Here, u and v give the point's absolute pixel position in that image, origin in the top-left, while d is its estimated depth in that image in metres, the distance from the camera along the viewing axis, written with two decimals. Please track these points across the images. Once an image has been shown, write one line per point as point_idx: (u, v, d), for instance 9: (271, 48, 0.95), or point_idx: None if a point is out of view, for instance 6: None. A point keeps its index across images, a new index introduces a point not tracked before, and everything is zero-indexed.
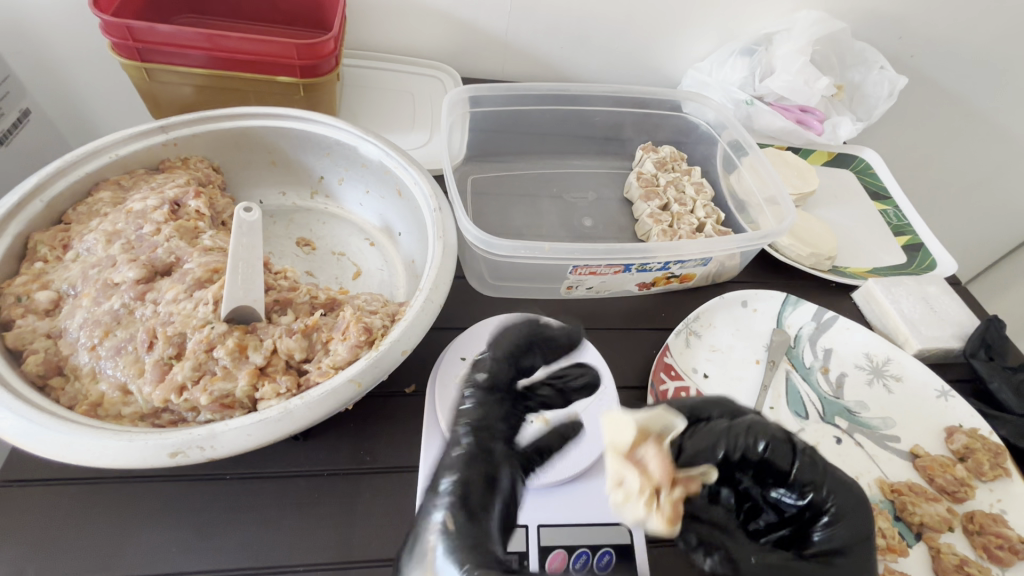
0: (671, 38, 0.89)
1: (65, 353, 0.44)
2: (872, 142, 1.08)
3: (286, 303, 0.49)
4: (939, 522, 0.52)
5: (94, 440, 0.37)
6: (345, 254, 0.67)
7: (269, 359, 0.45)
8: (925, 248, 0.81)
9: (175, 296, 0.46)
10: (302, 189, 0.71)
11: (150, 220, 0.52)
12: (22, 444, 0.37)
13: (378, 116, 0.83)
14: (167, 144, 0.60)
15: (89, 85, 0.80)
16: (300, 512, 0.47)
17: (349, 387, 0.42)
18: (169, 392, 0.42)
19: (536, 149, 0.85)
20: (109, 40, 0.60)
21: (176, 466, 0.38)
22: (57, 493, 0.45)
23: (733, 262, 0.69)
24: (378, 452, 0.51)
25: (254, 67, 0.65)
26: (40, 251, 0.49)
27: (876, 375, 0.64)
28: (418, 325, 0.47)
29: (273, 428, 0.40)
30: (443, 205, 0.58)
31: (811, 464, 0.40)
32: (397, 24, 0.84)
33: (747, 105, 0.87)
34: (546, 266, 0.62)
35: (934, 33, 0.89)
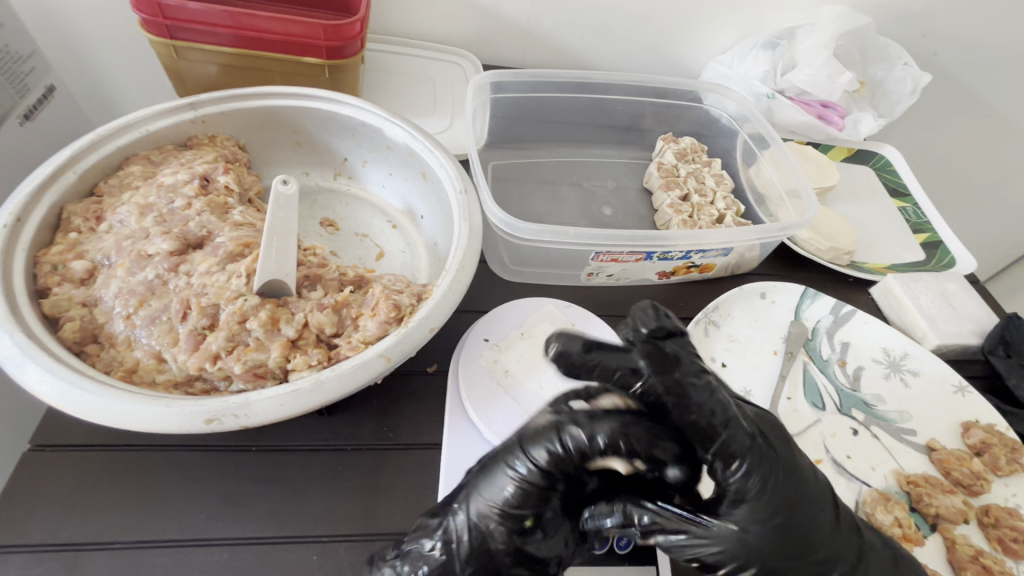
0: (693, 30, 0.88)
1: (101, 321, 0.45)
2: (892, 140, 1.08)
3: (316, 279, 0.50)
4: (955, 514, 0.53)
5: (132, 404, 0.38)
6: (368, 236, 0.67)
7: (300, 332, 0.46)
8: (944, 246, 0.81)
9: (209, 268, 0.47)
10: (326, 170, 0.71)
11: (182, 194, 0.53)
12: (63, 407, 0.38)
13: (400, 100, 0.83)
14: (196, 121, 0.61)
15: (113, 64, 0.80)
16: (326, 483, 0.47)
17: (379, 361, 0.43)
18: (204, 360, 0.43)
19: (557, 137, 0.85)
20: (139, 16, 0.61)
21: (211, 432, 0.39)
22: (89, 459, 0.46)
23: (753, 254, 0.69)
24: (401, 428, 0.52)
25: (280, 47, 0.65)
26: (73, 222, 0.50)
27: (893, 369, 0.64)
28: (445, 303, 0.48)
29: (305, 399, 0.40)
30: (468, 188, 0.58)
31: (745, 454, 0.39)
32: (420, 10, 0.84)
33: (768, 98, 0.86)
34: (567, 252, 0.63)
35: (960, 30, 0.89)
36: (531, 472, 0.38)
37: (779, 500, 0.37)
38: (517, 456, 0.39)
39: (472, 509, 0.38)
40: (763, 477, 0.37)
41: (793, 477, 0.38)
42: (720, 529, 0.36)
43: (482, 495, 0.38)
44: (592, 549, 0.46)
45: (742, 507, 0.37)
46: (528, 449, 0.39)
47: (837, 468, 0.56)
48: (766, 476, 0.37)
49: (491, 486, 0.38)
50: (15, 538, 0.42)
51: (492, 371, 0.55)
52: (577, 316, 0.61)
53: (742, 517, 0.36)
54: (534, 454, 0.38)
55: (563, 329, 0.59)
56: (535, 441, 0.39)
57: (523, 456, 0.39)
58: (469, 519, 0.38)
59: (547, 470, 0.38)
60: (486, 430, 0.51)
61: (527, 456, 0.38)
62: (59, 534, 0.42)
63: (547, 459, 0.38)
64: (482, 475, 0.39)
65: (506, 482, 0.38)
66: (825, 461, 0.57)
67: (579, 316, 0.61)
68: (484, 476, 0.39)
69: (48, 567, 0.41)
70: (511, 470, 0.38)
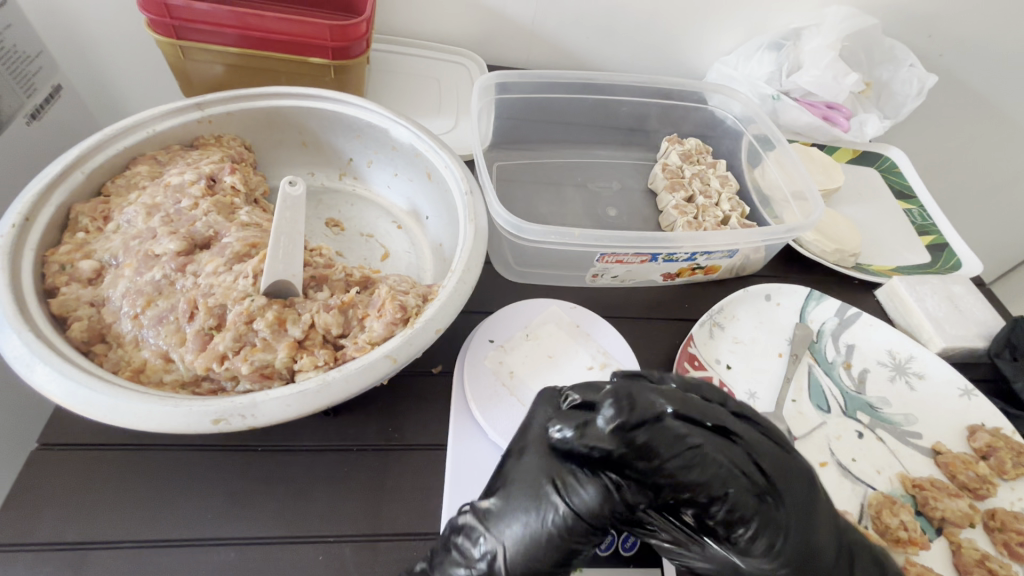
0: (698, 31, 0.88)
1: (108, 321, 0.45)
2: (897, 141, 1.08)
3: (322, 279, 0.50)
4: (961, 517, 0.53)
5: (139, 404, 0.38)
6: (373, 236, 0.68)
7: (307, 333, 0.46)
8: (950, 248, 0.81)
9: (215, 269, 0.47)
10: (331, 170, 0.71)
11: (188, 194, 0.53)
12: (71, 406, 0.38)
13: (405, 100, 0.83)
14: (203, 121, 0.61)
15: (119, 63, 0.81)
16: (331, 484, 0.48)
17: (385, 362, 0.43)
18: (211, 360, 0.43)
19: (561, 138, 0.85)
20: (146, 17, 0.61)
21: (218, 432, 0.39)
22: (96, 458, 0.46)
23: (758, 255, 0.69)
24: (406, 429, 0.52)
25: (286, 48, 0.65)
26: (81, 222, 0.50)
27: (899, 372, 0.64)
28: (451, 305, 0.48)
29: (311, 399, 0.41)
30: (474, 189, 0.58)
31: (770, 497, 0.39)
32: (425, 10, 0.84)
33: (773, 99, 0.86)
34: (572, 253, 0.62)
35: (966, 32, 0.88)
36: (570, 517, 0.37)
37: (787, 553, 0.37)
38: (546, 506, 0.38)
39: (496, 543, 0.38)
40: (769, 537, 0.37)
41: (809, 526, 0.38)
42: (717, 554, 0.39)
43: (508, 538, 0.37)
44: (596, 551, 0.46)
45: (753, 559, 0.37)
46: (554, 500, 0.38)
47: (842, 471, 0.56)
48: (779, 528, 0.37)
49: (512, 528, 0.38)
50: (23, 537, 0.42)
51: (497, 372, 0.55)
52: (581, 317, 0.61)
53: (752, 560, 0.38)
54: (571, 500, 0.38)
55: (568, 330, 0.59)
56: (575, 489, 0.38)
57: (559, 502, 0.38)
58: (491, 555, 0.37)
59: (583, 522, 0.38)
60: (491, 431, 0.51)
61: (560, 506, 0.38)
62: (66, 533, 0.42)
63: (589, 507, 0.38)
64: (505, 516, 0.38)
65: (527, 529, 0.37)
66: (830, 464, 0.57)
67: (584, 317, 0.61)
68: (500, 514, 0.38)
69: (55, 566, 0.41)
70: (543, 517, 0.37)
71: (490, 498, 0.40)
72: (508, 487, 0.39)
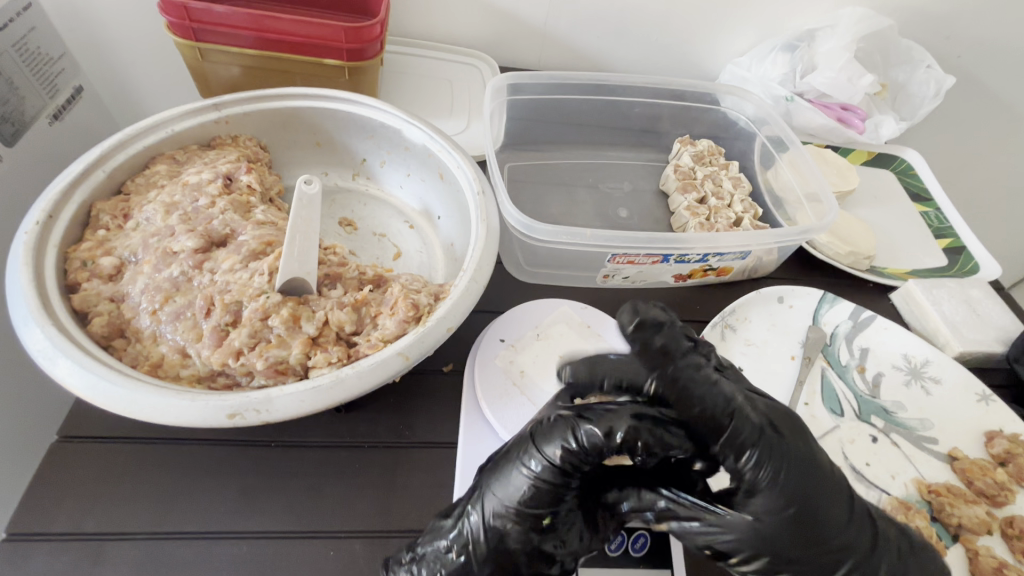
0: (711, 32, 0.88)
1: (128, 316, 0.46)
2: (913, 143, 1.06)
3: (336, 277, 0.51)
4: (978, 524, 0.52)
5: (157, 398, 0.39)
6: (386, 236, 0.68)
7: (321, 330, 0.46)
8: (967, 252, 0.80)
9: (232, 266, 0.48)
10: (345, 170, 0.72)
11: (205, 193, 0.54)
12: (91, 399, 0.39)
13: (418, 101, 0.84)
14: (220, 121, 0.62)
15: (138, 65, 0.82)
16: (342, 480, 0.48)
17: (397, 359, 0.43)
18: (227, 356, 0.44)
19: (573, 139, 0.85)
20: (166, 19, 0.62)
21: (233, 427, 0.39)
22: (112, 452, 0.47)
23: (771, 257, 0.68)
24: (417, 427, 0.52)
25: (302, 49, 0.66)
26: (102, 219, 0.51)
27: (914, 377, 0.63)
28: (463, 303, 0.48)
29: (325, 395, 0.41)
30: (486, 189, 0.59)
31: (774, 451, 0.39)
32: (438, 12, 0.85)
33: (787, 101, 0.85)
34: (583, 254, 0.63)
35: (985, 33, 0.87)
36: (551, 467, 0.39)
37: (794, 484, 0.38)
38: (530, 454, 0.40)
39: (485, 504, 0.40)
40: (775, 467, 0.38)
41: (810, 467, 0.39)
42: (732, 518, 0.38)
43: (501, 490, 0.40)
44: (606, 551, 0.46)
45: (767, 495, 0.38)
46: (543, 448, 0.40)
47: (855, 475, 0.56)
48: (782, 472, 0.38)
49: (506, 482, 0.40)
50: (44, 529, 0.43)
51: (507, 371, 0.55)
52: (592, 318, 0.61)
53: (760, 505, 0.38)
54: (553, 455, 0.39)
55: (578, 330, 0.60)
56: (548, 439, 0.40)
57: (541, 454, 0.40)
58: (484, 518, 0.40)
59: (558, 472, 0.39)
60: (502, 430, 0.51)
61: (548, 456, 0.39)
62: (86, 524, 0.43)
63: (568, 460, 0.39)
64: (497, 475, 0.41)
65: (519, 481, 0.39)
66: (843, 468, 0.56)
67: (595, 318, 0.61)
68: (498, 470, 0.41)
69: (73, 557, 0.42)
70: (527, 468, 0.40)
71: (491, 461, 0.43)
72: (506, 449, 0.42)
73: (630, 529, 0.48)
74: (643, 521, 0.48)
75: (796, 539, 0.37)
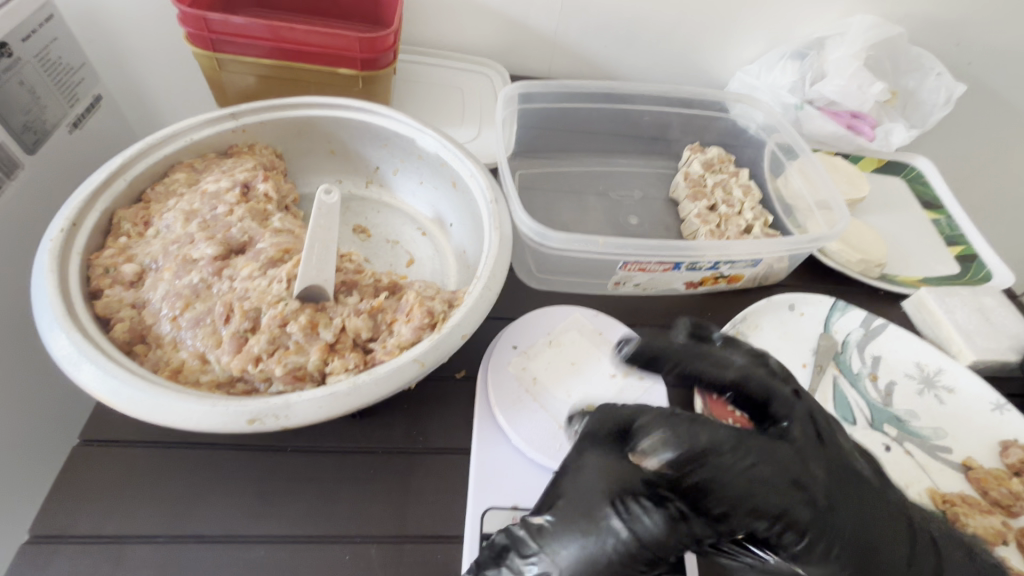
0: (720, 40, 0.89)
1: (148, 322, 0.47)
2: (923, 151, 1.06)
3: (352, 284, 0.52)
4: (994, 535, 0.51)
5: (179, 403, 0.40)
6: (399, 243, 0.69)
7: (338, 337, 0.47)
8: (979, 259, 0.79)
9: (250, 273, 0.49)
10: (358, 178, 0.73)
11: (224, 201, 0.55)
12: (114, 404, 0.40)
13: (430, 109, 0.85)
14: (237, 130, 0.63)
15: (156, 74, 0.84)
16: (357, 485, 0.48)
17: (413, 366, 0.44)
18: (246, 362, 0.44)
19: (583, 147, 0.86)
20: (186, 30, 0.63)
21: (253, 432, 0.40)
22: (132, 456, 0.47)
23: (782, 265, 0.69)
24: (430, 432, 0.52)
25: (318, 59, 0.67)
26: (123, 227, 0.52)
27: (927, 385, 0.63)
28: (477, 310, 0.49)
29: (342, 401, 0.42)
30: (498, 197, 0.59)
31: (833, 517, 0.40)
32: (450, 22, 0.86)
33: (797, 108, 0.85)
34: (594, 261, 0.63)
35: (995, 40, 0.87)
36: (632, 543, 0.35)
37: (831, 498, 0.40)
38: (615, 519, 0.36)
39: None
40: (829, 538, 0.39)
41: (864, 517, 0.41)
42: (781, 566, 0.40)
43: (563, 561, 0.36)
44: None
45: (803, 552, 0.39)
46: (608, 517, 0.36)
47: None
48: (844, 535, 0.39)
49: (569, 548, 0.36)
50: (66, 531, 0.43)
51: (520, 378, 0.56)
52: (604, 325, 0.62)
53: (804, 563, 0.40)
54: (631, 523, 0.36)
55: (590, 337, 0.60)
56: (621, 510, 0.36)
57: (619, 526, 0.36)
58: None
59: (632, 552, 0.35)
60: (515, 437, 0.51)
61: (619, 531, 0.36)
62: (106, 527, 0.44)
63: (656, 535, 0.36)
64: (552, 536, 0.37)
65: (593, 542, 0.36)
66: None
67: (606, 325, 0.62)
68: (555, 534, 0.37)
69: (95, 559, 0.42)
70: (600, 542, 0.36)
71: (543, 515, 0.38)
72: (565, 505, 0.37)
73: None
74: None
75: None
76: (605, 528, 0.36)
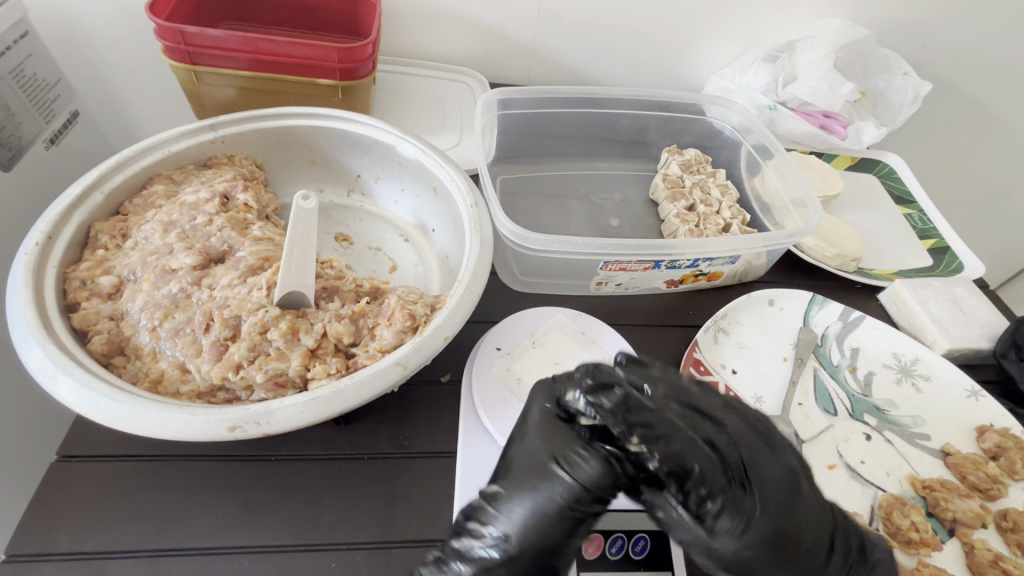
0: (693, 45, 0.91)
1: (127, 334, 0.46)
2: (895, 148, 1.09)
3: (333, 290, 0.52)
4: (973, 518, 0.52)
5: (160, 413, 0.39)
6: (381, 250, 0.69)
7: (319, 342, 0.47)
8: (951, 251, 0.81)
9: (230, 282, 0.49)
10: (339, 187, 0.73)
11: (203, 212, 0.55)
12: (93, 416, 0.39)
13: (411, 118, 0.86)
14: (216, 141, 0.63)
15: (134, 87, 0.83)
16: (342, 492, 0.48)
17: (395, 369, 0.44)
18: (227, 370, 0.44)
19: (563, 151, 0.87)
20: (163, 44, 0.64)
21: (233, 440, 0.40)
22: (113, 470, 0.47)
23: (760, 261, 0.70)
24: (415, 437, 0.52)
25: (297, 69, 0.68)
26: (100, 239, 0.52)
27: (905, 374, 0.64)
28: (459, 313, 0.49)
29: (324, 406, 0.41)
30: (478, 201, 0.60)
31: (778, 480, 0.41)
32: (429, 31, 0.87)
33: (771, 109, 0.87)
34: (576, 262, 0.64)
35: (959, 40, 0.91)
36: (575, 489, 0.39)
37: (786, 482, 0.41)
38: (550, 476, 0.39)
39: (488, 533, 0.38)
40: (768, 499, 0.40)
41: (785, 521, 0.40)
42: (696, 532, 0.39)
43: (516, 517, 0.38)
44: (607, 555, 0.47)
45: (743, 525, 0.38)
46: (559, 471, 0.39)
47: (851, 473, 0.56)
48: (755, 518, 0.39)
49: (522, 507, 0.39)
50: (43, 549, 0.43)
51: (505, 379, 0.56)
52: (587, 325, 0.62)
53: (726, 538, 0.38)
54: (574, 471, 0.39)
55: (573, 337, 0.60)
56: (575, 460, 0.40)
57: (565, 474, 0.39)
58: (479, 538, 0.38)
59: (585, 494, 0.39)
60: (500, 438, 0.51)
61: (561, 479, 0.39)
62: (85, 543, 0.43)
63: (594, 480, 0.39)
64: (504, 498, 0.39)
65: (534, 503, 0.39)
66: (839, 466, 0.57)
67: (589, 325, 0.62)
68: (508, 497, 0.39)
69: None
70: (550, 492, 0.39)
71: (497, 484, 0.41)
72: (513, 474, 0.40)
73: (630, 532, 0.48)
74: (641, 524, 0.48)
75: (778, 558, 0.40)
76: (572, 470, 0.39)
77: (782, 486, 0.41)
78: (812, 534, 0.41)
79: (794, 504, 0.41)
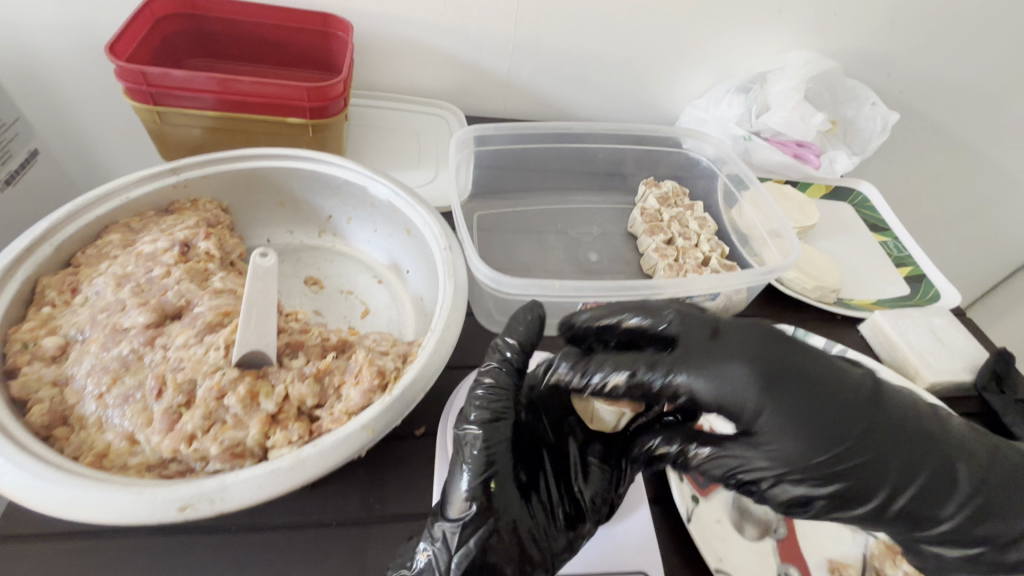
0: (668, 76, 0.91)
1: (71, 402, 0.43)
2: (868, 175, 1.11)
3: (298, 346, 0.49)
4: None
5: (102, 494, 0.36)
6: (353, 293, 0.67)
7: (280, 406, 0.44)
8: (928, 279, 0.82)
9: (186, 341, 0.46)
10: (310, 228, 0.71)
11: (161, 262, 0.52)
12: (26, 501, 0.36)
13: (385, 154, 0.85)
14: (178, 186, 0.61)
15: (98, 123, 0.81)
16: (308, 564, 0.45)
17: (362, 433, 0.42)
18: (178, 442, 0.41)
19: (541, 185, 0.87)
20: (123, 85, 0.61)
21: (184, 521, 0.36)
22: (56, 549, 0.43)
23: (741, 296, 0.69)
24: (388, 498, 0.49)
25: (265, 109, 0.66)
26: (48, 295, 0.49)
27: None
28: (431, 367, 0.47)
29: (285, 478, 0.39)
30: (452, 244, 0.59)
31: (737, 335, 0.45)
32: (403, 65, 0.86)
33: (745, 140, 0.88)
34: (554, 303, 0.62)
35: (924, 69, 0.93)
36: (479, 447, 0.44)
37: (758, 341, 0.45)
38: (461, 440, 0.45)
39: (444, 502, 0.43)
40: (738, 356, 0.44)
41: (798, 395, 0.43)
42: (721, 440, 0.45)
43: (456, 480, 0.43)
44: None
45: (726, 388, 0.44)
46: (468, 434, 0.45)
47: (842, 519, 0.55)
48: (727, 384, 0.43)
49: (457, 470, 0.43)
50: None
51: None
52: None
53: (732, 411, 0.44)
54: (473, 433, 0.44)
55: None
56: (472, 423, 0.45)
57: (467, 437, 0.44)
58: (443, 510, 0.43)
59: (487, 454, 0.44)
60: None
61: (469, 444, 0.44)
62: None
63: (484, 437, 0.44)
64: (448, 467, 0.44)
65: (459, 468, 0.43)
66: None
67: None
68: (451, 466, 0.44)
69: None
70: (465, 456, 0.44)
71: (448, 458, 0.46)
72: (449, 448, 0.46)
73: None
74: None
75: (806, 423, 0.42)
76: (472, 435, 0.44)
77: (753, 343, 0.45)
78: (840, 399, 0.43)
79: (782, 367, 0.44)
